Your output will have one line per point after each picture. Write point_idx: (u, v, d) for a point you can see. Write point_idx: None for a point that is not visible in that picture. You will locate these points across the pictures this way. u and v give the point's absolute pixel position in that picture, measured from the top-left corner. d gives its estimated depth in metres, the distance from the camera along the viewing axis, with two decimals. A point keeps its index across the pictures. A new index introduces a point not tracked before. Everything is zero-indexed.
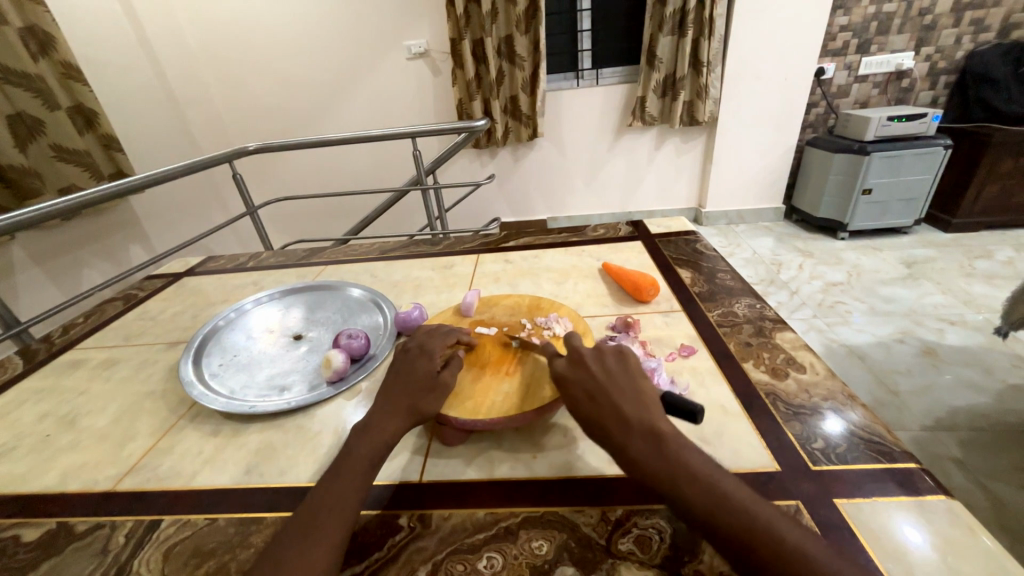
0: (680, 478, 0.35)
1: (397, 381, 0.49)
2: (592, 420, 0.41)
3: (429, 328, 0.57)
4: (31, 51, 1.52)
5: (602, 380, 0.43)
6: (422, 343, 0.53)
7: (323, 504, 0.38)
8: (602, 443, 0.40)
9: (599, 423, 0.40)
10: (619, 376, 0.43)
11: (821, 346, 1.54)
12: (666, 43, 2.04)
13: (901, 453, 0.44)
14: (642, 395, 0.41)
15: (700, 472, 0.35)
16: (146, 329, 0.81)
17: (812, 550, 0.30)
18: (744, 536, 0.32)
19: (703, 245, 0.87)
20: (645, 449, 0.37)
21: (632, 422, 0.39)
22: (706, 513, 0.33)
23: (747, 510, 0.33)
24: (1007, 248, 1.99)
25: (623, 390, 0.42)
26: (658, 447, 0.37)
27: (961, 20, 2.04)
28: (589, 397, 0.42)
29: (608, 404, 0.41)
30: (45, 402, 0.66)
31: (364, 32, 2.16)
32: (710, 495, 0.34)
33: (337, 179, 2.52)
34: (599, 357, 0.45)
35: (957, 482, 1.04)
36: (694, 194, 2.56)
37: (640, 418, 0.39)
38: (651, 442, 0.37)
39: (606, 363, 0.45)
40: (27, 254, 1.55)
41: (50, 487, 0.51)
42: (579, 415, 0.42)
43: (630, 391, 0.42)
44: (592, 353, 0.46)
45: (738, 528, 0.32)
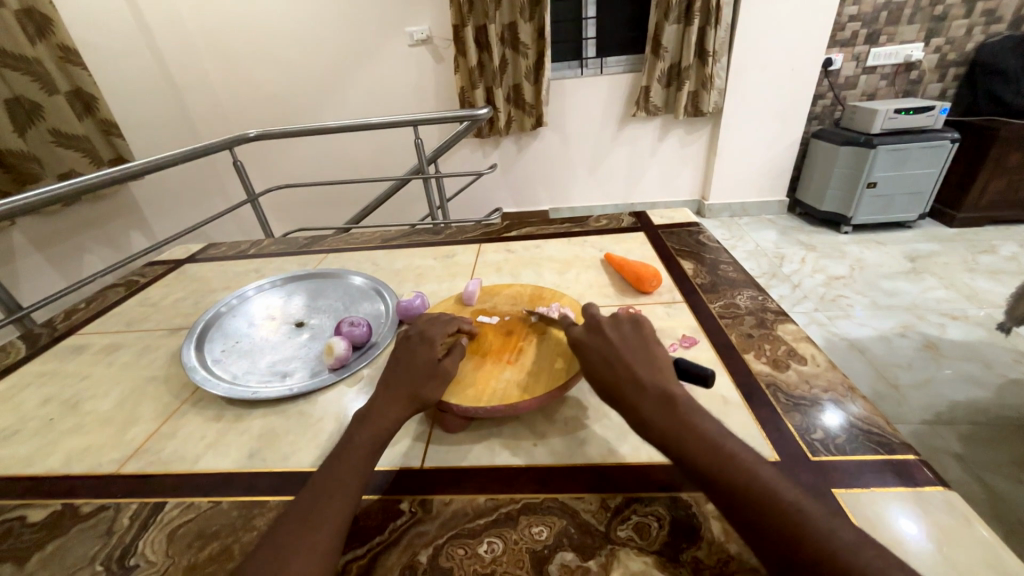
0: (689, 439, 0.37)
1: (399, 367, 0.49)
2: (606, 384, 0.42)
3: (431, 315, 0.58)
4: (29, 34, 1.50)
5: (618, 348, 0.45)
6: (424, 331, 0.53)
7: (327, 486, 0.39)
8: (615, 405, 0.41)
9: (613, 386, 0.42)
10: (635, 344, 0.45)
11: (822, 339, 1.54)
12: (672, 32, 2.01)
13: (899, 444, 0.44)
14: (657, 363, 0.43)
15: (708, 434, 0.37)
16: (147, 315, 0.81)
17: (810, 511, 0.32)
18: (746, 494, 0.33)
19: (706, 236, 0.86)
20: (657, 410, 0.39)
21: (646, 386, 0.41)
22: (711, 470, 0.35)
23: (751, 471, 0.34)
24: (1011, 243, 1.98)
25: (638, 358, 0.43)
26: (670, 409, 0.39)
27: (973, 11, 2.01)
28: (605, 362, 0.44)
29: (624, 369, 0.42)
30: (48, 387, 0.66)
31: (366, 17, 2.13)
32: (716, 455, 0.35)
33: (338, 167, 2.50)
34: (616, 326, 0.47)
35: (954, 476, 1.05)
36: (697, 186, 2.54)
37: (654, 383, 0.41)
38: (663, 405, 0.39)
39: (623, 332, 0.46)
40: (27, 239, 1.54)
41: (55, 469, 0.51)
42: (595, 379, 0.44)
43: (646, 359, 0.43)
44: (609, 323, 0.48)
45: (740, 485, 0.33)
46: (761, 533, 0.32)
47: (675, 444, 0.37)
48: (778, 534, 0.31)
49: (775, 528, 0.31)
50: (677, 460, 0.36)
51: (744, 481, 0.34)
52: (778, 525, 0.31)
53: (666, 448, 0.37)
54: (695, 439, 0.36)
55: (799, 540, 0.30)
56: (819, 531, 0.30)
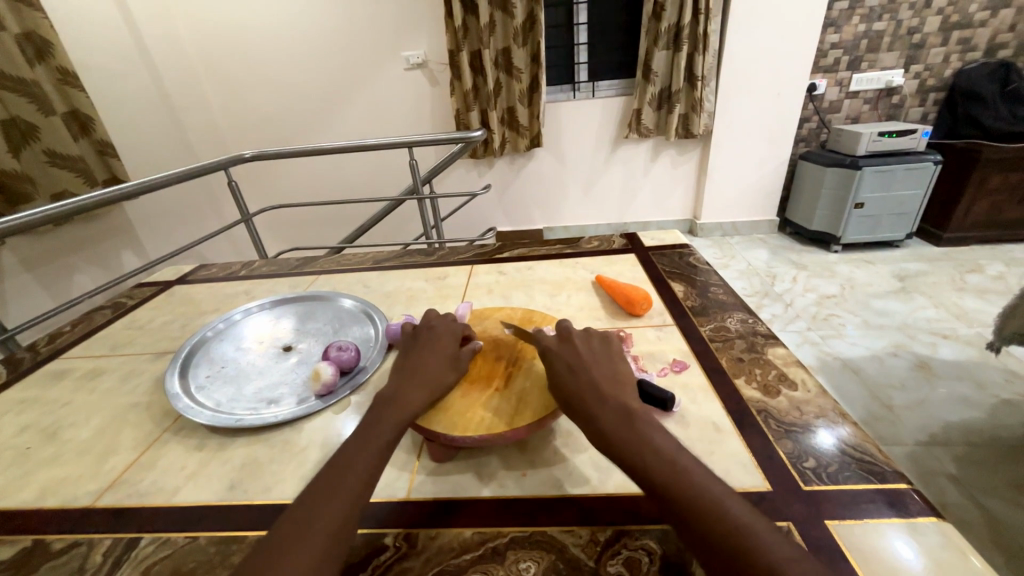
0: (645, 452, 0.38)
1: (414, 378, 0.50)
2: (571, 392, 0.45)
3: (427, 325, 0.59)
4: (28, 57, 1.53)
5: (586, 360, 0.48)
6: (432, 344, 0.55)
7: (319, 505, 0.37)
8: (576, 415, 0.43)
9: (577, 395, 0.44)
10: (602, 359, 0.48)
11: (815, 359, 1.55)
12: (661, 57, 2.07)
13: (892, 473, 0.44)
14: (620, 378, 0.46)
15: (664, 448, 0.38)
16: (134, 339, 0.80)
17: (759, 537, 0.32)
18: (696, 512, 0.33)
19: (697, 258, 0.87)
20: (615, 422, 0.40)
21: (608, 397, 0.43)
22: (664, 484, 0.36)
23: (703, 490, 0.35)
24: (998, 263, 2.02)
25: (604, 372, 0.46)
26: (628, 421, 0.40)
27: (949, 39, 2.09)
28: (572, 375, 0.46)
29: (589, 382, 0.45)
30: (27, 414, 0.64)
31: (364, 43, 2.18)
32: (669, 471, 0.36)
33: (333, 188, 2.52)
34: (587, 342, 0.51)
35: (951, 498, 1.04)
36: (690, 206, 2.58)
37: (616, 397, 0.43)
38: (622, 416, 0.41)
39: (592, 348, 0.50)
40: (17, 259, 1.53)
41: (27, 502, 0.50)
42: (559, 391, 0.46)
43: (611, 373, 0.46)
44: (581, 339, 0.51)
45: (693, 505, 0.34)
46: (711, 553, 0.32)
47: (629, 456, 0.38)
48: (727, 555, 0.31)
49: (726, 550, 0.31)
50: (630, 472, 0.37)
51: (695, 499, 0.34)
52: (727, 544, 0.32)
53: (621, 459, 0.38)
54: (651, 453, 0.38)
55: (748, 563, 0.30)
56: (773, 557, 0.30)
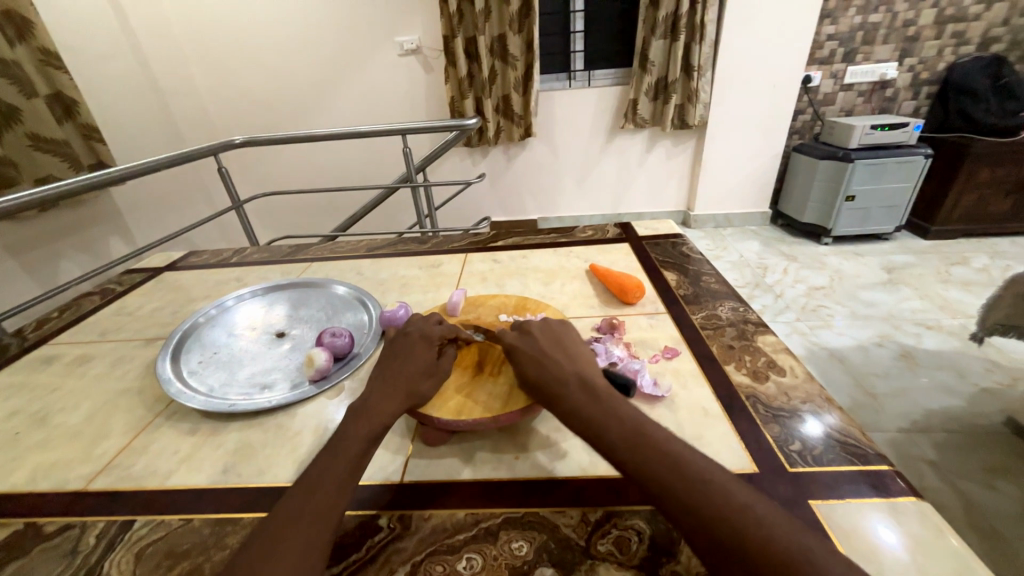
0: (608, 423, 0.39)
1: (397, 367, 0.49)
2: (536, 379, 0.45)
3: (403, 331, 0.54)
4: (8, 36, 1.48)
5: (548, 346, 0.48)
6: (419, 329, 0.54)
7: (314, 489, 0.38)
8: (545, 400, 0.44)
9: (542, 381, 0.44)
10: (563, 345, 0.49)
11: (803, 348, 1.57)
12: (657, 46, 2.06)
13: (875, 455, 0.45)
14: (582, 361, 0.46)
15: (627, 418, 0.39)
16: (123, 325, 0.79)
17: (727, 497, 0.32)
18: (666, 480, 0.34)
19: (690, 248, 0.87)
20: (582, 400, 0.41)
21: (568, 378, 0.44)
22: (631, 455, 0.36)
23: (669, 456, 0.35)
24: (983, 256, 2.05)
25: (566, 356, 0.47)
26: (593, 399, 0.41)
27: (943, 32, 2.10)
28: (534, 363, 0.47)
29: (548, 367, 0.45)
30: (15, 400, 0.64)
31: (356, 27, 2.14)
32: (638, 441, 0.37)
33: (325, 175, 2.49)
34: (546, 328, 0.51)
35: (930, 482, 1.07)
36: (683, 197, 2.58)
37: (578, 378, 0.44)
38: (587, 395, 0.42)
39: (550, 334, 0.50)
40: (1, 244, 1.50)
41: (19, 486, 0.49)
42: (525, 380, 0.46)
43: (574, 357, 0.47)
44: (539, 327, 0.51)
45: (663, 473, 0.34)
46: (683, 519, 0.32)
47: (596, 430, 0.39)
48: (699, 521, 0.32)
49: (698, 515, 0.32)
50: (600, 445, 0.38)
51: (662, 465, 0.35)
52: (697, 510, 0.32)
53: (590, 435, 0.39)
54: (617, 426, 0.38)
55: (720, 526, 0.31)
56: (752, 520, 0.31)
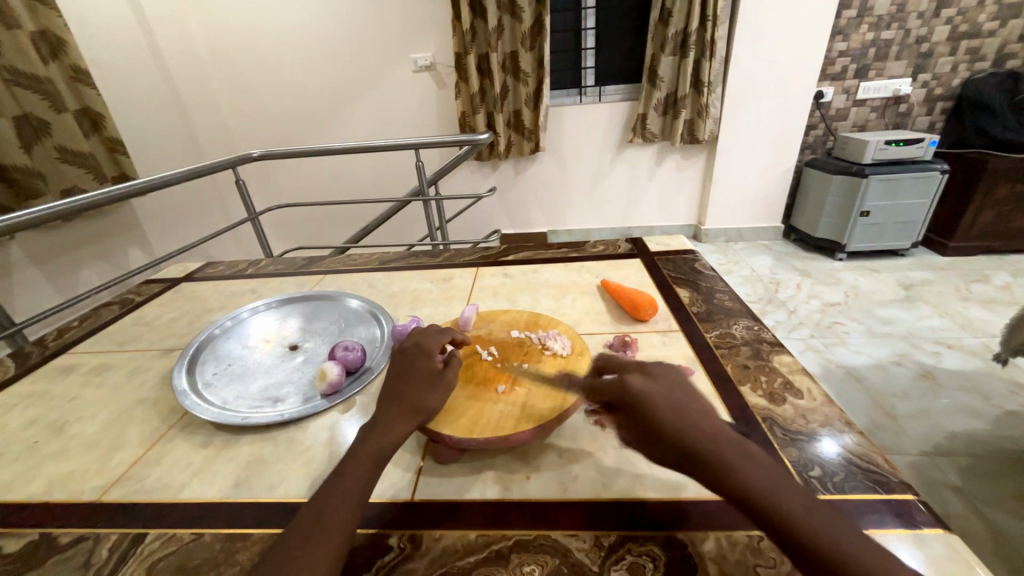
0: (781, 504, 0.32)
1: (401, 387, 0.48)
2: (677, 434, 0.36)
3: (406, 343, 0.53)
4: (42, 54, 1.55)
5: (675, 399, 0.39)
6: (417, 343, 0.53)
7: (326, 512, 0.37)
8: (693, 467, 0.35)
9: (683, 435, 0.36)
10: (688, 398, 0.40)
11: (818, 366, 1.54)
12: (667, 63, 2.08)
13: (898, 483, 0.43)
14: (715, 416, 0.39)
15: (798, 496, 0.32)
16: (141, 335, 0.81)
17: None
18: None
19: (702, 264, 0.87)
20: (742, 468, 0.34)
21: (718, 438, 0.36)
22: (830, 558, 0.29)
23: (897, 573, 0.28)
24: (1004, 273, 2.00)
25: (701, 412, 0.38)
26: (746, 455, 0.35)
27: (957, 49, 2.09)
28: (674, 416, 0.38)
29: (692, 426, 0.37)
30: (35, 408, 0.65)
31: (372, 45, 2.20)
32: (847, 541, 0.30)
33: (339, 188, 2.54)
34: (666, 374, 0.43)
35: (955, 509, 1.03)
36: (693, 211, 2.57)
37: (729, 439, 0.36)
38: (750, 464, 0.34)
39: (673, 384, 0.41)
40: (25, 253, 1.54)
41: (35, 496, 0.50)
42: (664, 438, 0.37)
43: (697, 404, 0.39)
44: (655, 371, 0.43)
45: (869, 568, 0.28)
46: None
47: (788, 526, 0.31)
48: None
49: None
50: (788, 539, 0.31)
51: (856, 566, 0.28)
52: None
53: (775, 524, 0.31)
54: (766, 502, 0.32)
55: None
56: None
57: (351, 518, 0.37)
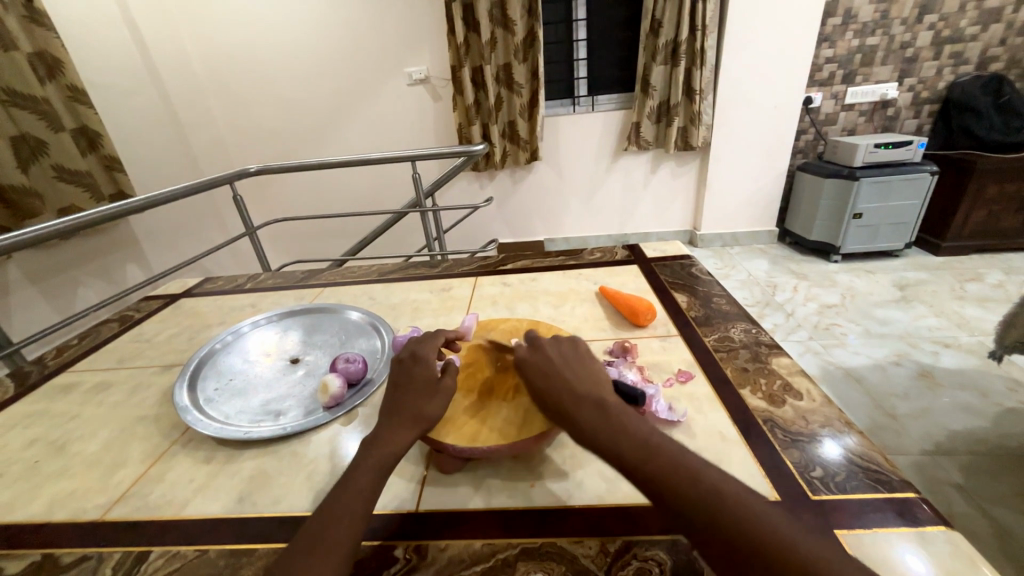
0: (622, 444, 0.38)
1: (401, 395, 0.49)
2: (546, 394, 0.44)
3: (403, 354, 0.53)
4: (39, 75, 1.56)
5: (558, 366, 0.46)
6: (414, 353, 0.53)
7: (329, 525, 0.38)
8: (558, 419, 0.42)
9: (550, 395, 0.43)
10: (572, 363, 0.47)
11: (818, 368, 1.55)
12: (659, 72, 2.11)
13: (899, 482, 0.44)
14: (592, 378, 0.45)
15: (641, 436, 0.38)
16: (141, 352, 0.81)
17: (766, 528, 0.31)
18: (690, 497, 0.33)
19: (699, 269, 0.88)
20: (593, 418, 0.40)
21: (583, 395, 0.42)
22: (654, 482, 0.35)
23: (699, 484, 0.34)
24: (998, 272, 2.02)
25: (576, 375, 0.45)
26: (602, 408, 0.41)
27: (941, 53, 2.13)
28: (546, 381, 0.45)
29: (561, 386, 0.44)
30: (35, 428, 0.65)
31: (367, 60, 2.23)
32: (667, 464, 0.36)
33: (336, 201, 2.55)
34: (557, 346, 0.49)
35: (959, 508, 1.03)
36: (689, 216, 2.59)
37: (591, 395, 0.42)
38: (602, 414, 0.40)
39: (562, 352, 0.48)
40: (22, 272, 1.54)
41: (37, 516, 0.50)
42: (538, 399, 0.44)
43: (576, 369, 0.46)
44: (549, 342, 0.50)
45: (686, 491, 0.34)
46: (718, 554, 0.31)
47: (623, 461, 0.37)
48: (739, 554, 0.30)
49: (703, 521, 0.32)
50: (620, 469, 0.37)
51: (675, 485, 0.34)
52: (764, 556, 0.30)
53: (610, 457, 0.38)
54: (611, 444, 0.38)
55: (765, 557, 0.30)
56: (802, 554, 0.30)
57: (355, 529, 0.38)
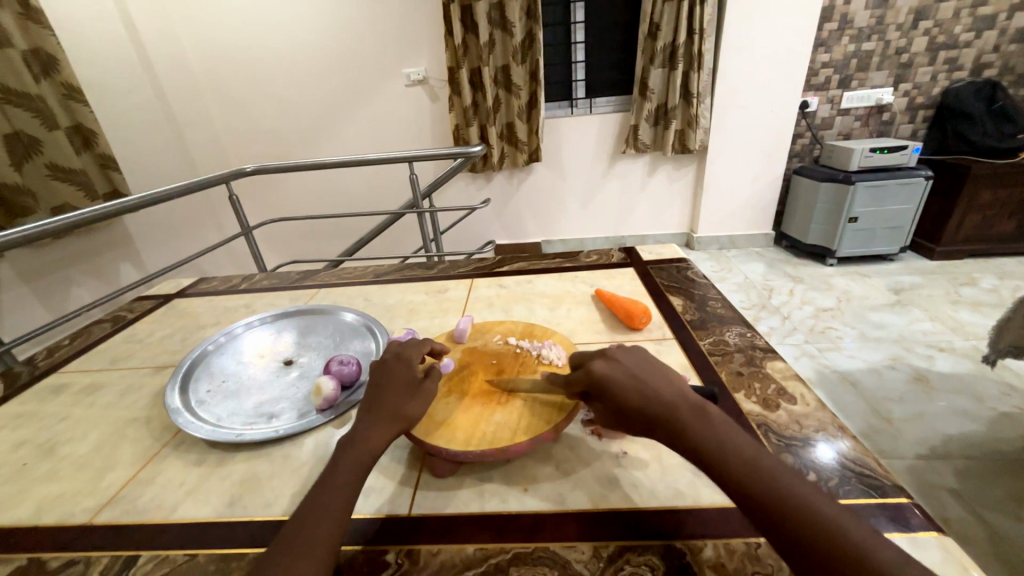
0: (728, 463, 0.37)
1: (379, 396, 0.48)
2: (637, 407, 0.41)
3: (389, 354, 0.53)
4: (34, 72, 1.55)
5: (640, 374, 0.44)
6: (396, 355, 0.52)
7: (310, 527, 0.37)
8: (660, 437, 0.40)
9: (642, 408, 0.41)
10: (651, 369, 0.45)
11: (813, 371, 1.55)
12: (657, 75, 2.12)
13: (892, 487, 0.44)
14: (676, 385, 0.43)
15: (744, 452, 0.37)
16: (133, 352, 0.80)
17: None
18: (802, 523, 0.32)
19: (695, 272, 0.88)
20: (694, 431, 0.39)
21: (677, 406, 0.41)
22: (767, 506, 0.34)
23: (816, 512, 0.33)
24: (991, 276, 2.04)
25: (662, 382, 0.43)
26: (700, 421, 0.40)
27: (936, 59, 2.15)
28: (634, 390, 0.42)
29: (650, 398, 0.42)
30: (24, 429, 0.64)
31: (366, 61, 2.23)
32: (781, 490, 0.34)
33: (332, 201, 2.54)
34: (630, 353, 0.46)
35: (953, 512, 1.03)
36: (686, 219, 2.60)
37: (687, 405, 0.41)
38: (702, 426, 0.39)
39: (637, 358, 0.46)
40: (15, 271, 1.53)
41: (23, 519, 0.49)
42: (628, 414, 0.42)
43: (658, 375, 0.44)
44: (622, 350, 0.47)
45: (796, 516, 0.33)
46: None
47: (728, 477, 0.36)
48: None
49: (815, 551, 0.31)
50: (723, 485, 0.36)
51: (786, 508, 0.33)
52: None
53: (730, 484, 0.36)
54: (716, 459, 0.37)
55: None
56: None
57: (335, 529, 0.37)
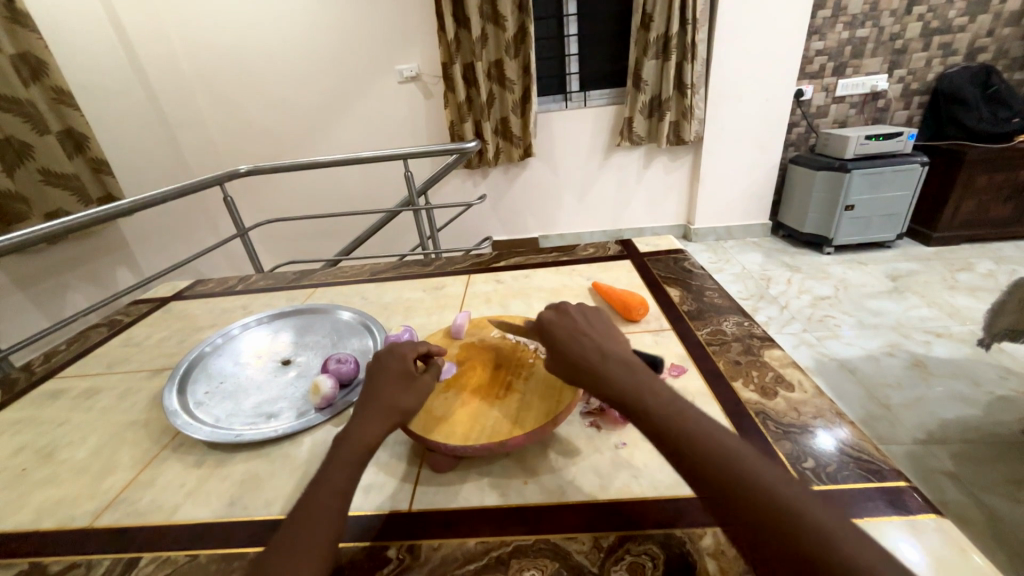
0: (649, 404, 0.38)
1: (374, 390, 0.47)
2: (573, 357, 0.43)
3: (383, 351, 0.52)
4: (23, 77, 1.53)
5: (582, 329, 0.46)
6: (390, 350, 0.52)
7: (310, 524, 0.37)
8: (588, 384, 0.41)
9: (578, 359, 0.43)
10: (597, 326, 0.47)
11: (811, 359, 1.55)
12: (651, 66, 2.11)
13: (890, 471, 0.44)
14: (617, 340, 0.45)
15: (665, 396, 0.38)
16: (130, 356, 0.80)
17: (804, 506, 0.30)
18: (705, 457, 0.33)
19: (692, 263, 0.88)
20: (620, 376, 0.40)
21: (609, 355, 0.42)
22: (677, 444, 0.35)
23: (719, 447, 0.34)
24: (988, 261, 2.04)
25: (602, 338, 0.45)
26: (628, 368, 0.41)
27: (930, 44, 2.14)
28: (573, 341, 0.45)
29: (586, 348, 0.43)
30: (23, 435, 0.64)
31: (358, 59, 2.21)
32: (691, 428, 0.35)
33: (328, 200, 2.53)
34: (581, 312, 0.48)
35: (951, 495, 1.04)
36: (683, 211, 2.60)
37: (618, 355, 0.42)
38: (629, 373, 0.40)
39: (587, 316, 0.48)
40: (10, 278, 1.52)
41: (23, 525, 0.49)
42: (563, 364, 0.44)
43: (601, 332, 0.46)
44: (576, 308, 0.49)
45: (701, 451, 0.34)
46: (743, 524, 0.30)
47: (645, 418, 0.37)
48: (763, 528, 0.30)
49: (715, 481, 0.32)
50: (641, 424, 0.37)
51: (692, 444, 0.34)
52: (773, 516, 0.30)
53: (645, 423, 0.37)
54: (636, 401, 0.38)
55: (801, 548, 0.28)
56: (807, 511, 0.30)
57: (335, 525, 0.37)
